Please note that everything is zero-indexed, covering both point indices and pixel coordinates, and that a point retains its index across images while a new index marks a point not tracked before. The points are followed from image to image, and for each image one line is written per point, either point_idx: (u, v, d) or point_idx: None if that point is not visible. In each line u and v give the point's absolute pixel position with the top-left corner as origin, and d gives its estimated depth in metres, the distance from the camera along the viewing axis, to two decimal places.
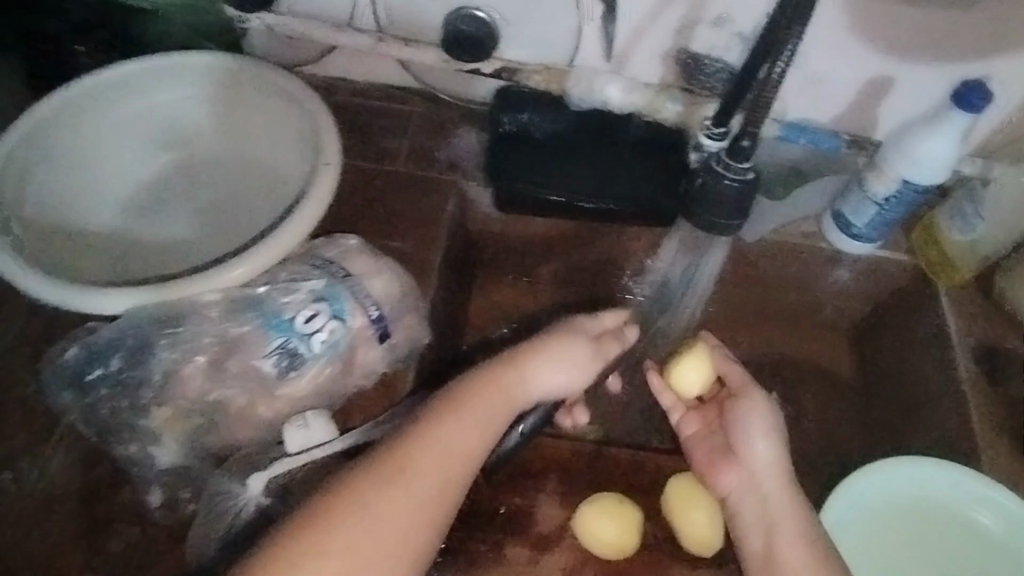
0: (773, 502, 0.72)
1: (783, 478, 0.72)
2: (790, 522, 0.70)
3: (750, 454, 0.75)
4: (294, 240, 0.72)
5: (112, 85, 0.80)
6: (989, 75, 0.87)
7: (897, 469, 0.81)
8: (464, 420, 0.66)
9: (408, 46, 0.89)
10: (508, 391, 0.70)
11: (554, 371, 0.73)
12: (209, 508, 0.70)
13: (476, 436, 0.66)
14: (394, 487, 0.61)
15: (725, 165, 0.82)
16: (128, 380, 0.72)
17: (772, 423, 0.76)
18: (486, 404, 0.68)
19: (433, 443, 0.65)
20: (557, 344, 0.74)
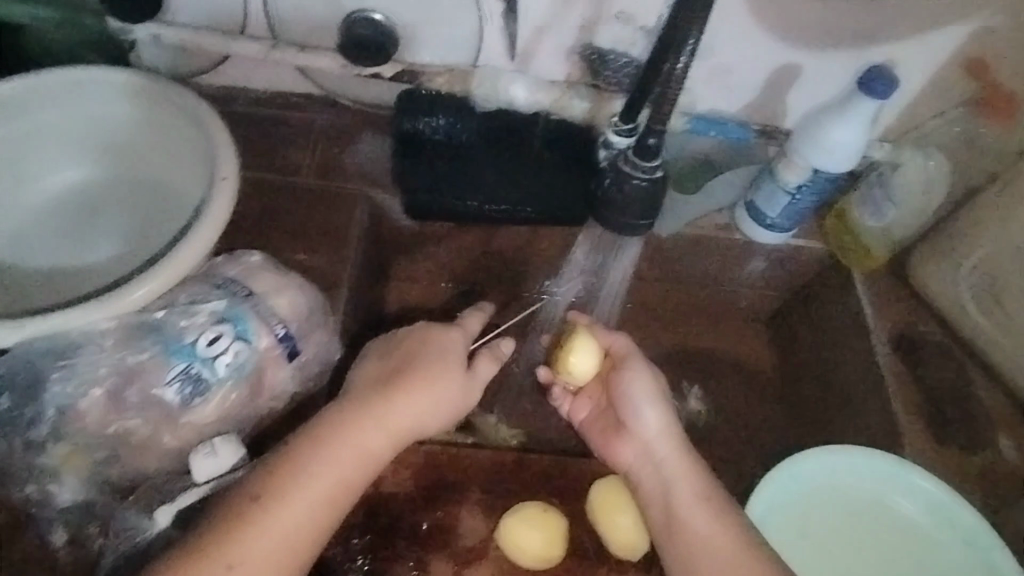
0: (667, 467, 0.70)
1: (677, 449, 0.70)
2: (684, 484, 0.68)
3: (640, 428, 0.73)
4: (191, 262, 0.66)
5: (5, 105, 0.77)
6: (894, 61, 0.86)
7: (824, 457, 0.80)
8: (374, 421, 0.64)
9: (303, 52, 0.85)
10: (402, 389, 0.66)
11: (450, 380, 0.68)
12: (119, 545, 0.64)
13: (377, 437, 0.64)
14: (293, 490, 0.60)
15: (632, 166, 0.68)
16: (20, 418, 0.65)
17: (656, 391, 0.74)
18: (384, 402, 0.65)
19: (328, 448, 0.62)
20: (450, 347, 0.70)
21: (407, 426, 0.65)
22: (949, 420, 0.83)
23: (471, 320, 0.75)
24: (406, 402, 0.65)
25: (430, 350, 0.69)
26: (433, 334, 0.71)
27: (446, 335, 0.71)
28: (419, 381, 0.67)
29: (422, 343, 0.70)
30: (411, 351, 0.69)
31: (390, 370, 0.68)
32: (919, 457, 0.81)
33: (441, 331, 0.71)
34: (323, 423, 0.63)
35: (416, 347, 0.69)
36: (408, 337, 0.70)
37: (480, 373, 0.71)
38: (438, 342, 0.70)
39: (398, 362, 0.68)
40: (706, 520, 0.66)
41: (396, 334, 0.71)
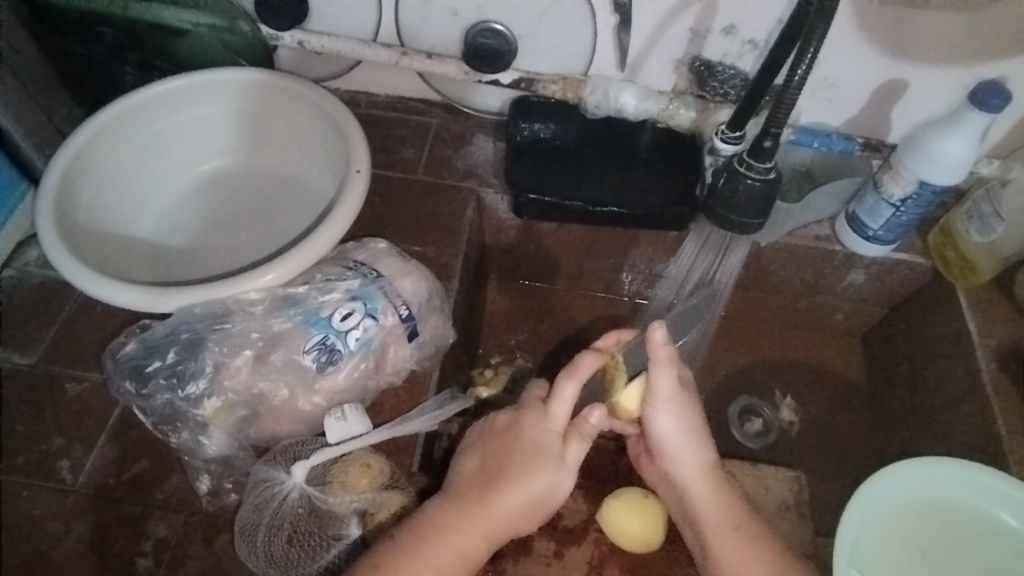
0: (695, 493, 0.69)
1: (705, 478, 0.69)
2: (712, 514, 0.68)
3: (665, 454, 0.71)
4: (329, 242, 0.72)
5: (160, 100, 0.84)
6: (1007, 76, 0.84)
7: (906, 470, 0.76)
8: (506, 500, 0.65)
9: (430, 58, 0.91)
10: (501, 491, 0.65)
11: (545, 478, 0.66)
12: (255, 496, 0.69)
13: (475, 542, 0.64)
14: (427, 556, 0.62)
15: (747, 166, 0.81)
16: (183, 371, 0.72)
17: (680, 415, 0.70)
18: (484, 503, 0.65)
19: (431, 550, 0.62)
20: (548, 443, 0.67)
21: (502, 527, 0.65)
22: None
23: (563, 398, 0.67)
24: (502, 506, 0.65)
25: (529, 446, 0.67)
26: (529, 428, 0.68)
27: (540, 426, 0.68)
28: (519, 484, 0.65)
29: (519, 437, 0.67)
30: (510, 445, 0.68)
31: (490, 472, 0.67)
32: None
33: (536, 421, 0.68)
34: (428, 521, 0.64)
35: (513, 439, 0.68)
36: (504, 428, 0.69)
37: (570, 457, 0.68)
38: (537, 435, 0.67)
39: (508, 439, 0.68)
40: (733, 555, 0.65)
41: (494, 424, 0.70)
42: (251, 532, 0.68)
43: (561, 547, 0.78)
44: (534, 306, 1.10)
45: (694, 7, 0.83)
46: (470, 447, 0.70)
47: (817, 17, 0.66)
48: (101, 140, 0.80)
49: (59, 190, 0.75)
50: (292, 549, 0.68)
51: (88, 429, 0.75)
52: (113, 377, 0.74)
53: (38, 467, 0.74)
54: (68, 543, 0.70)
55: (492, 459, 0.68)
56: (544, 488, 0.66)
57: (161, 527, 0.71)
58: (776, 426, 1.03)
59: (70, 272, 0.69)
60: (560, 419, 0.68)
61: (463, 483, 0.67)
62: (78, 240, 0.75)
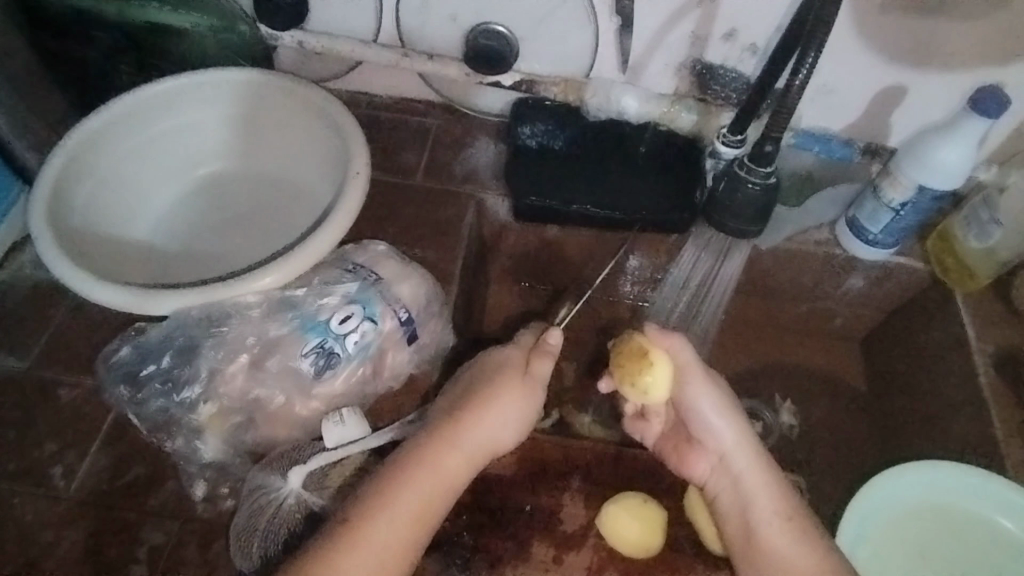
0: (745, 479, 0.67)
1: (751, 459, 0.68)
2: (762, 500, 0.66)
3: (712, 435, 0.70)
4: (327, 246, 0.71)
5: (156, 100, 0.83)
6: (1005, 83, 0.84)
7: (901, 476, 0.75)
8: (478, 416, 0.65)
9: (432, 60, 0.90)
10: (471, 411, 0.66)
11: (512, 397, 0.67)
12: (250, 503, 0.69)
13: (456, 463, 0.63)
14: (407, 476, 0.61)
15: (747, 170, 0.81)
16: (177, 376, 0.72)
17: (716, 389, 0.70)
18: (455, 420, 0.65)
19: (412, 475, 0.61)
20: (510, 362, 0.70)
21: (479, 447, 0.65)
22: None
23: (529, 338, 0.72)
24: (477, 423, 0.65)
25: (493, 375, 0.68)
26: (492, 358, 0.71)
27: (501, 359, 0.70)
28: (490, 400, 0.66)
29: (484, 365, 0.70)
30: (475, 379, 0.69)
31: (458, 402, 0.67)
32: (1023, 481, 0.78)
33: (500, 352, 0.71)
34: (400, 450, 0.63)
35: (477, 374, 0.69)
36: (476, 368, 0.71)
37: (535, 377, 0.70)
38: (497, 367, 0.69)
39: (472, 376, 0.70)
40: (790, 541, 0.63)
41: (462, 374, 0.71)
42: (247, 538, 0.67)
43: (561, 553, 0.77)
44: (533, 308, 1.09)
45: (695, 10, 0.82)
46: (442, 392, 0.70)
47: (818, 22, 0.66)
48: (95, 139, 0.79)
49: (51, 190, 0.74)
50: (289, 557, 0.67)
51: (82, 434, 0.74)
52: (108, 382, 0.74)
53: (30, 474, 0.73)
54: (60, 550, 0.69)
55: (464, 387, 0.69)
56: (512, 401, 0.67)
57: (155, 534, 0.70)
58: (776, 430, 1.02)
59: (63, 275, 0.68)
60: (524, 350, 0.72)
61: (437, 416, 0.67)
62: (72, 243, 0.74)
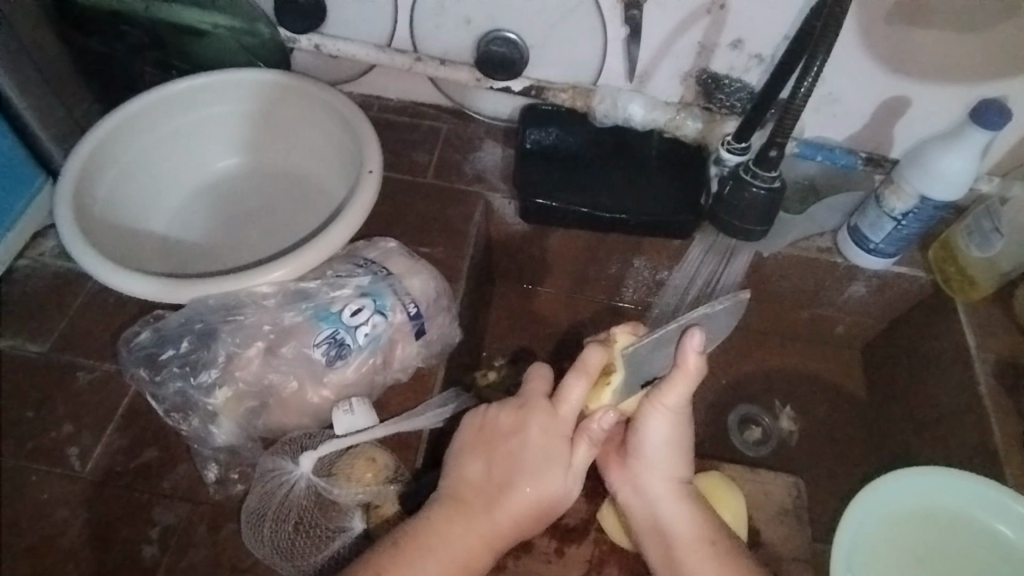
0: (662, 506, 0.68)
1: (674, 494, 0.68)
2: (685, 528, 0.67)
3: (643, 459, 0.69)
4: (339, 242, 0.73)
5: (175, 97, 0.86)
6: (1005, 96, 0.86)
7: (896, 481, 0.76)
8: (511, 503, 0.64)
9: (444, 65, 0.93)
10: (508, 496, 0.64)
11: (553, 483, 0.65)
12: (264, 484, 0.70)
13: (475, 548, 0.63)
14: (422, 560, 0.62)
15: (752, 174, 0.83)
16: (195, 360, 0.73)
17: (671, 428, 0.67)
18: (489, 508, 0.64)
19: (428, 557, 0.62)
20: (558, 449, 0.65)
21: (504, 534, 0.64)
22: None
23: (572, 395, 0.66)
24: (506, 515, 0.64)
25: (537, 452, 0.65)
26: (537, 433, 0.66)
27: (549, 429, 0.66)
28: (523, 489, 0.64)
29: (527, 442, 0.66)
30: (515, 449, 0.66)
31: (494, 475, 0.66)
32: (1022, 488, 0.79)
33: (545, 424, 0.66)
34: (428, 526, 0.64)
35: (519, 443, 0.66)
36: (511, 429, 0.67)
37: (579, 462, 0.66)
38: (543, 439, 0.66)
39: (512, 446, 0.66)
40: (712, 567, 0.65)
41: (499, 421, 0.68)
42: (257, 520, 0.69)
43: (562, 545, 0.78)
44: (537, 310, 1.11)
45: (704, 20, 0.84)
46: (475, 448, 0.68)
47: (823, 32, 0.68)
48: (119, 132, 0.82)
49: (78, 183, 0.76)
50: (297, 539, 0.69)
51: (98, 417, 0.76)
52: (127, 366, 0.76)
53: (47, 454, 0.75)
54: (75, 528, 0.71)
55: (499, 465, 0.66)
56: (547, 495, 0.65)
57: (167, 515, 0.71)
58: (775, 435, 1.04)
59: (87, 261, 0.70)
60: (568, 422, 0.66)
61: (465, 486, 0.66)
62: (93, 233, 0.76)
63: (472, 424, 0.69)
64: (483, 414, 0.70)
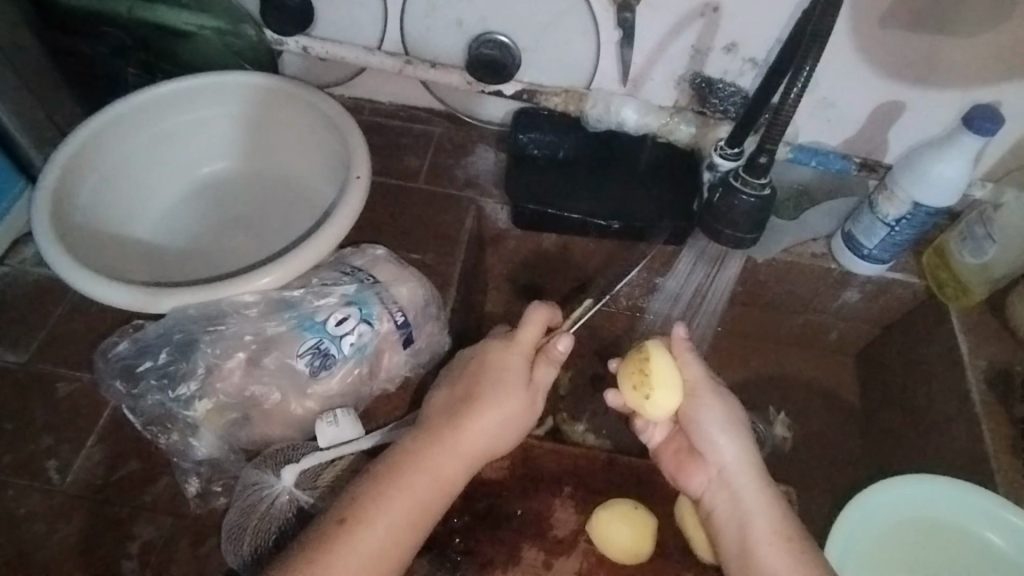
0: (742, 495, 0.66)
1: (753, 483, 0.67)
2: (765, 522, 0.64)
3: (710, 449, 0.69)
4: (324, 250, 0.72)
5: (159, 101, 0.84)
6: (1000, 101, 0.85)
7: (885, 490, 0.75)
8: (481, 416, 0.64)
9: (434, 68, 0.92)
10: (475, 412, 0.64)
11: (516, 399, 0.65)
12: (245, 499, 0.69)
13: (451, 463, 0.62)
14: (400, 480, 0.60)
15: (742, 182, 0.81)
16: (175, 372, 0.72)
17: (725, 409, 0.70)
18: (457, 424, 0.64)
19: (404, 477, 0.61)
20: (516, 366, 0.66)
21: (478, 449, 0.64)
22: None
23: (528, 325, 0.68)
24: (472, 434, 0.63)
25: (496, 370, 0.66)
26: (494, 353, 0.67)
27: (505, 351, 0.67)
28: (490, 405, 0.64)
29: (485, 363, 0.67)
30: (476, 371, 0.67)
31: (460, 397, 0.66)
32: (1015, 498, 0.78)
33: (500, 348, 0.67)
34: (400, 450, 0.62)
35: (478, 366, 0.67)
36: (471, 359, 0.68)
37: (540, 378, 0.68)
38: (502, 358, 0.67)
39: (472, 370, 0.67)
40: (784, 554, 0.62)
41: (460, 358, 0.69)
42: (238, 534, 0.68)
43: (552, 558, 0.77)
44: None
45: (697, 23, 0.83)
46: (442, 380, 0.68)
47: (812, 37, 0.67)
48: (102, 137, 0.81)
49: (57, 189, 0.75)
50: (278, 554, 0.67)
51: (78, 428, 0.75)
52: (105, 377, 0.74)
53: (26, 467, 0.73)
54: (52, 543, 0.69)
55: (463, 386, 0.66)
56: (511, 412, 0.65)
57: (148, 530, 0.70)
58: (769, 441, 1.03)
59: (63, 269, 0.69)
60: (524, 343, 0.67)
61: (434, 413, 0.66)
62: (75, 242, 0.75)
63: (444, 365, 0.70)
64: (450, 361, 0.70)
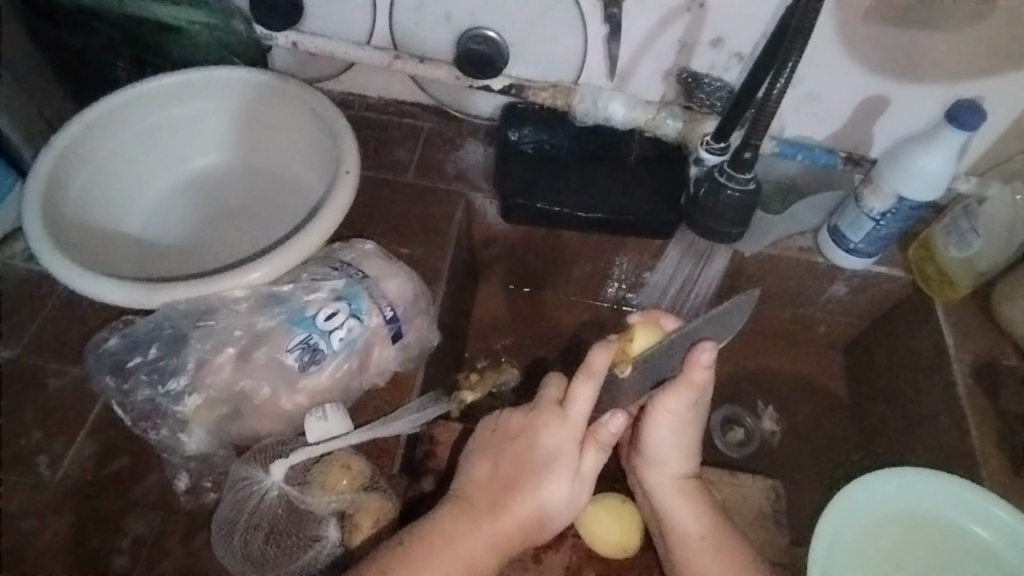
0: (661, 496, 0.75)
1: (675, 489, 0.75)
2: (683, 522, 0.73)
3: (648, 456, 0.76)
4: (313, 245, 0.72)
5: (152, 96, 0.84)
6: (983, 96, 0.86)
7: (873, 484, 0.75)
8: (519, 507, 0.68)
9: (423, 63, 0.92)
10: (516, 501, 0.68)
11: (560, 488, 0.68)
12: (235, 494, 0.70)
13: (482, 546, 0.67)
14: (432, 556, 0.65)
15: (727, 177, 0.82)
16: (165, 367, 0.72)
17: (673, 430, 0.73)
18: (495, 511, 0.68)
19: (436, 554, 0.65)
20: (565, 451, 0.69)
21: (512, 535, 0.68)
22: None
23: (580, 398, 0.69)
24: (512, 516, 0.67)
25: (545, 454, 0.69)
26: (547, 435, 0.69)
27: (556, 431, 0.69)
28: (533, 492, 0.68)
29: (535, 443, 0.69)
30: (524, 451, 0.70)
31: (502, 478, 0.70)
32: (998, 487, 0.80)
33: (555, 428, 0.69)
34: (436, 527, 0.67)
35: (527, 443, 0.70)
36: (518, 433, 0.71)
37: (587, 466, 0.70)
38: (553, 441, 0.69)
39: (518, 450, 0.70)
40: (706, 560, 0.70)
41: (506, 423, 0.73)
42: (228, 528, 0.69)
43: (540, 552, 0.77)
44: (521, 309, 1.11)
45: (684, 18, 0.84)
46: (483, 453, 0.72)
47: (795, 34, 0.68)
48: (93, 131, 0.81)
49: (46, 185, 0.75)
50: (270, 548, 0.69)
51: (70, 424, 0.75)
52: (95, 372, 0.75)
53: (16, 462, 0.74)
54: (46, 538, 0.71)
55: (507, 467, 0.70)
56: (557, 501, 0.68)
57: (139, 525, 0.72)
58: (757, 435, 1.04)
59: (55, 263, 0.69)
60: (576, 423, 0.69)
61: (473, 485, 0.70)
62: (64, 235, 0.75)
63: (485, 429, 0.74)
64: (495, 421, 0.74)
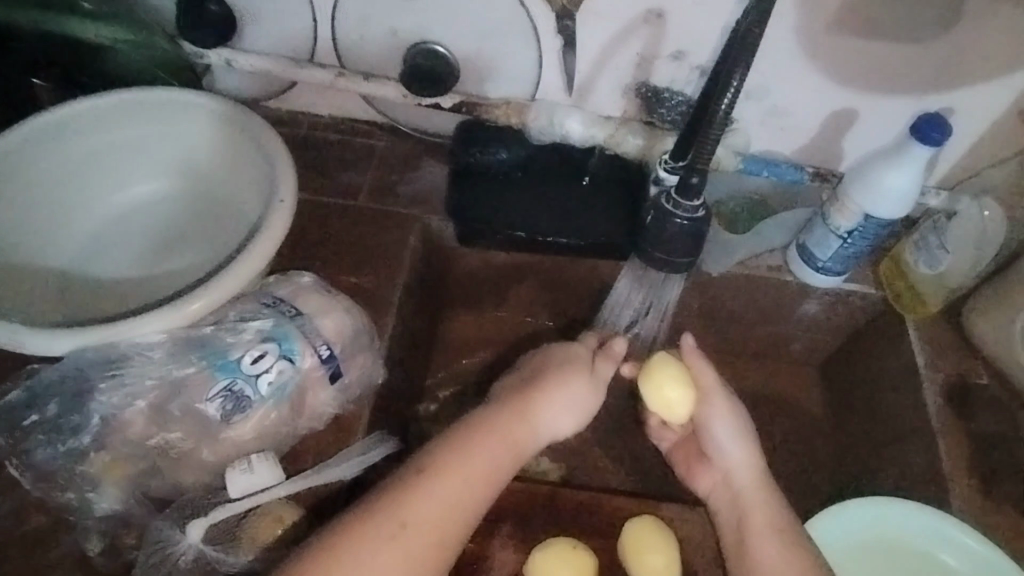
0: (745, 496, 0.69)
1: (755, 475, 0.70)
2: (764, 514, 0.67)
3: (720, 456, 0.71)
4: (241, 283, 0.66)
5: (80, 118, 0.79)
6: (952, 107, 0.82)
7: (838, 517, 0.74)
8: (535, 407, 0.66)
9: (367, 81, 0.86)
10: (535, 399, 0.66)
11: (571, 387, 0.68)
12: (148, 557, 0.64)
13: (500, 453, 0.62)
14: (450, 463, 0.60)
15: (674, 204, 0.77)
16: (64, 424, 0.68)
17: (734, 420, 0.71)
18: (520, 414, 0.65)
19: (455, 460, 0.60)
20: (577, 361, 0.71)
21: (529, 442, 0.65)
22: (1001, 477, 0.78)
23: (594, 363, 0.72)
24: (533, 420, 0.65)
25: (558, 364, 0.70)
26: (559, 353, 0.72)
27: (570, 354, 0.72)
28: (549, 394, 0.67)
29: (548, 361, 0.71)
30: (537, 367, 0.70)
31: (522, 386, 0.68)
32: (967, 512, 0.77)
33: (568, 353, 0.72)
34: (453, 437, 0.63)
35: (539, 367, 0.70)
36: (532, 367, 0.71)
37: (600, 370, 0.71)
38: (565, 360, 0.71)
39: (530, 372, 0.70)
40: (773, 550, 0.64)
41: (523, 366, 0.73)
42: None
43: None
44: (482, 329, 1.03)
45: (643, 30, 0.80)
46: (498, 388, 0.71)
47: (739, 51, 0.64)
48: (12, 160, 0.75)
49: None
50: None
51: None
52: None
53: None
54: None
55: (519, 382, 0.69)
56: (571, 393, 0.68)
57: None
58: None
59: None
60: (588, 358, 0.72)
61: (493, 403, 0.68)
62: None
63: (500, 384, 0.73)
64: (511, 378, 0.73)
